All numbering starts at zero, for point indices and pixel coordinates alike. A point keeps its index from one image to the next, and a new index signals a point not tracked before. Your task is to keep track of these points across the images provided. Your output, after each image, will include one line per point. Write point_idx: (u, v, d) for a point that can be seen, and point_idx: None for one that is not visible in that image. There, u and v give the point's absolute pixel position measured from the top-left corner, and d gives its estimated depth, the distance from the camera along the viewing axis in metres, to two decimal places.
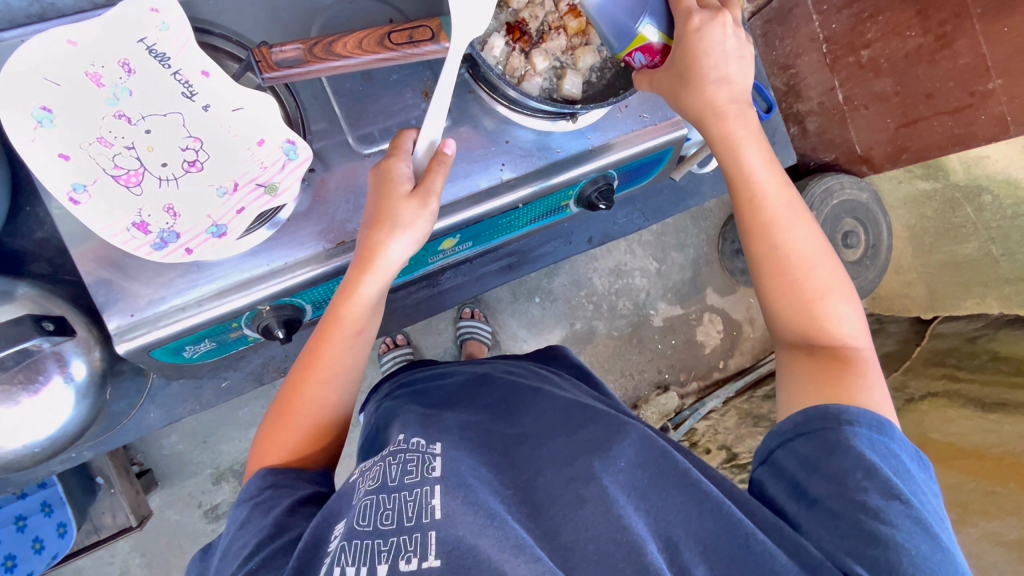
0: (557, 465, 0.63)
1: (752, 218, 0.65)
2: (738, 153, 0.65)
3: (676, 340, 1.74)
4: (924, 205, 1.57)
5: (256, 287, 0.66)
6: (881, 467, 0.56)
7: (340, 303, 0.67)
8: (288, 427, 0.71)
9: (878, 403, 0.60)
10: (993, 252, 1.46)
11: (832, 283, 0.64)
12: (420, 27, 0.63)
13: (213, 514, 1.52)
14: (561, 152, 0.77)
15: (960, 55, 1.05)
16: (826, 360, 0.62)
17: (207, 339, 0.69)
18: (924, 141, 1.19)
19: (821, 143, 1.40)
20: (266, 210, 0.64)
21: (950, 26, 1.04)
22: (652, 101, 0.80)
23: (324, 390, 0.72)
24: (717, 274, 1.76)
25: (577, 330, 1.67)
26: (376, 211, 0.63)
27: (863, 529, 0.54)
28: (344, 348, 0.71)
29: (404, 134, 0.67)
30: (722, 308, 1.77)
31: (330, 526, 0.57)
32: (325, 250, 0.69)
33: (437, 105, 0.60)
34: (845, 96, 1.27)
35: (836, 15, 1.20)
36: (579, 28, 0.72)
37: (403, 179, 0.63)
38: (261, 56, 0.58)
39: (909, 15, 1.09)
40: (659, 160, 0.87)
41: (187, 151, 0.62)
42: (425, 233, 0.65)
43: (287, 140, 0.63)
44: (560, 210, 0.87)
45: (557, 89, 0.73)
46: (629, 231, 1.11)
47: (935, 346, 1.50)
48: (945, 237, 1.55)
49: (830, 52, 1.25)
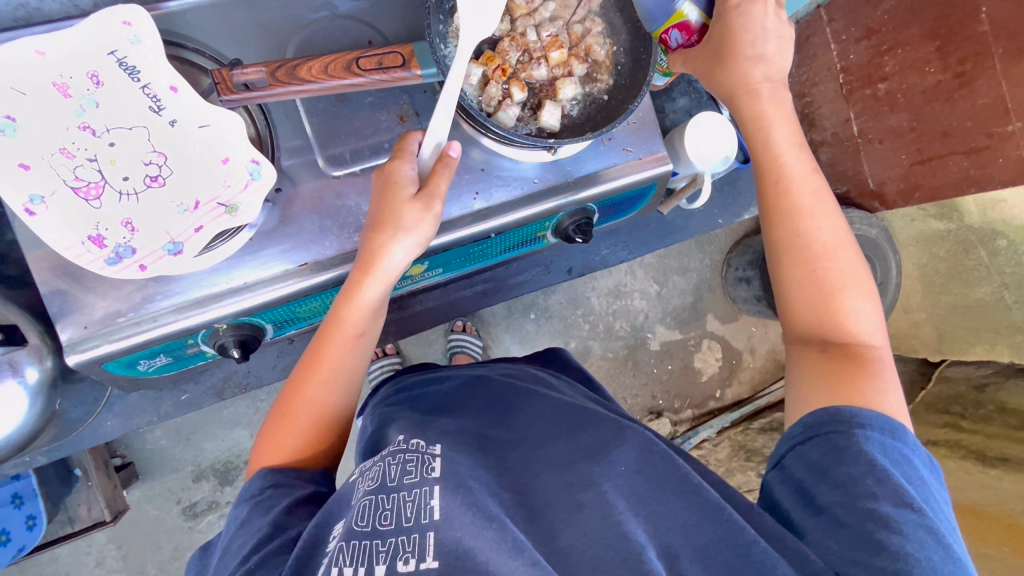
0: (555, 469, 0.63)
1: (780, 202, 0.66)
2: (769, 135, 0.65)
3: (673, 365, 1.71)
4: (937, 245, 1.51)
5: (219, 304, 0.65)
6: (893, 473, 0.55)
7: (341, 306, 0.67)
8: (290, 429, 0.71)
9: (891, 407, 0.59)
10: (1005, 299, 1.39)
11: (856, 277, 0.65)
12: (391, 53, 0.61)
13: (191, 512, 1.54)
14: (539, 183, 0.75)
15: (978, 95, 1.02)
16: (841, 358, 0.62)
17: (162, 354, 0.68)
18: (936, 180, 1.14)
19: (833, 175, 1.35)
20: (227, 229, 0.63)
21: (969, 65, 1.01)
22: (639, 134, 0.78)
23: (326, 392, 0.72)
24: (718, 300, 1.72)
25: (572, 349, 1.65)
26: (379, 212, 0.63)
27: (872, 539, 0.52)
28: (344, 356, 0.71)
29: (409, 137, 0.67)
30: (723, 335, 1.73)
31: (328, 526, 0.56)
32: (306, 265, 0.68)
33: (443, 109, 0.60)
34: (859, 128, 1.23)
35: (854, 45, 1.18)
36: (561, 59, 0.70)
37: (406, 181, 0.63)
38: (220, 77, 0.55)
39: (928, 51, 1.06)
40: (643, 195, 0.84)
41: (150, 166, 0.61)
42: (427, 237, 0.65)
43: (251, 160, 0.63)
44: (537, 240, 0.84)
45: (533, 121, 0.70)
46: (612, 264, 1.00)
47: (942, 391, 1.49)
48: (957, 279, 1.49)
49: (847, 82, 1.22)
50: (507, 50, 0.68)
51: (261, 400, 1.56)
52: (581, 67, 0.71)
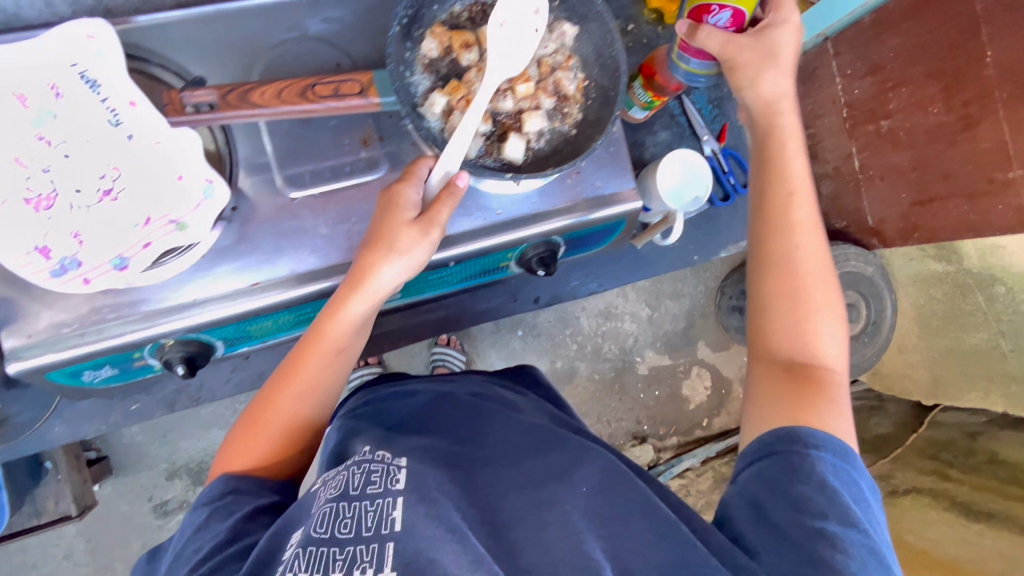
0: (522, 490, 0.59)
1: (778, 215, 0.66)
2: (784, 149, 0.67)
3: (660, 391, 1.68)
4: (935, 286, 1.44)
5: (167, 318, 0.65)
6: (841, 493, 0.54)
7: (325, 320, 0.67)
8: (258, 437, 0.69)
9: (845, 430, 0.59)
10: (1001, 346, 1.31)
11: (826, 298, 0.64)
12: (349, 81, 0.60)
13: (162, 510, 1.53)
14: (503, 214, 0.74)
15: (981, 139, 0.99)
16: (803, 377, 0.61)
17: (108, 366, 0.68)
18: (939, 222, 1.13)
19: (833, 209, 1.38)
20: (175, 247, 0.62)
21: (974, 108, 0.97)
22: (608, 169, 0.77)
23: (300, 407, 0.70)
24: (711, 328, 1.69)
25: (558, 369, 1.64)
26: (376, 232, 0.63)
27: (817, 556, 0.51)
28: (320, 370, 0.69)
29: (420, 161, 0.66)
30: (713, 363, 1.70)
31: (283, 538, 0.55)
32: (258, 285, 0.68)
33: (461, 137, 0.60)
34: (860, 164, 1.24)
35: (860, 80, 1.16)
36: (528, 91, 0.69)
37: (408, 207, 0.63)
38: (172, 100, 0.60)
39: (931, 92, 1.03)
40: (612, 230, 0.82)
41: (104, 180, 0.61)
42: (421, 262, 0.64)
43: (206, 179, 0.62)
44: (501, 270, 0.83)
45: (498, 151, 0.69)
46: (581, 295, 0.99)
47: (933, 436, 1.44)
48: (953, 322, 1.41)
49: (851, 117, 1.22)
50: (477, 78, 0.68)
51: (239, 402, 1.55)
52: (548, 100, 0.70)
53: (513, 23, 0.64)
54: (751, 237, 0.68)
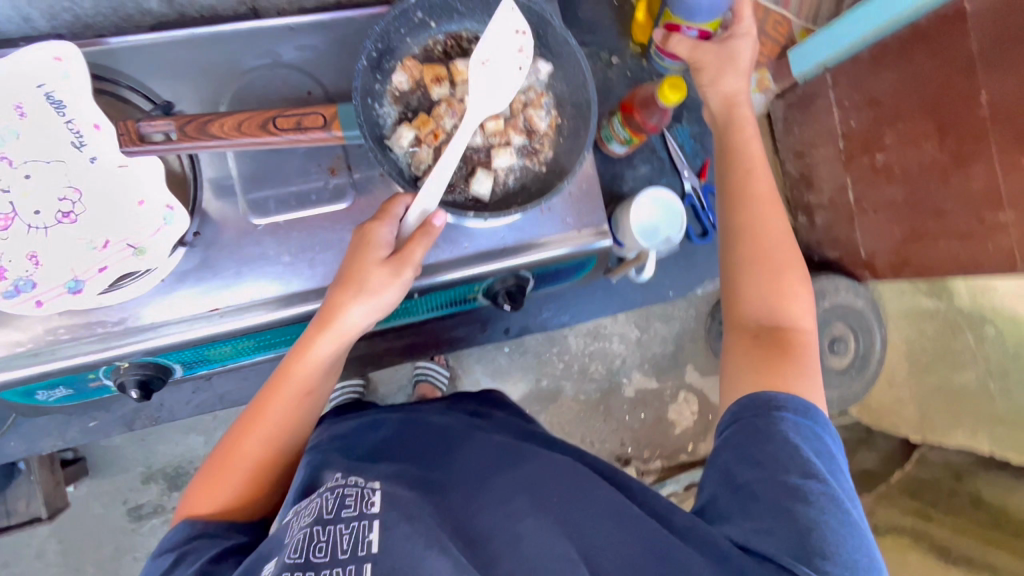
0: (493, 506, 0.57)
1: (741, 189, 0.67)
2: (742, 131, 0.70)
3: (646, 414, 1.58)
4: (925, 321, 1.37)
5: (121, 342, 0.64)
6: (803, 448, 0.55)
7: (291, 360, 0.63)
8: (223, 481, 0.62)
9: (813, 390, 0.59)
10: (989, 387, 1.25)
11: (789, 260, 0.64)
12: (312, 113, 0.60)
13: (136, 513, 1.46)
14: (470, 246, 0.73)
15: (973, 179, 0.97)
16: (772, 345, 0.61)
17: (61, 386, 0.67)
18: (928, 259, 1.11)
19: (828, 239, 1.35)
20: (131, 272, 0.62)
21: (967, 147, 0.96)
22: (579, 206, 0.77)
23: (266, 453, 0.64)
24: (700, 351, 1.59)
25: (543, 387, 1.53)
26: (345, 270, 0.59)
27: (782, 508, 0.52)
28: (287, 411, 0.64)
29: (395, 199, 0.62)
30: (701, 388, 1.58)
31: (255, 570, 0.51)
32: (217, 311, 0.67)
33: (441, 171, 0.58)
34: (854, 196, 1.22)
35: (855, 112, 1.16)
36: (497, 128, 0.69)
37: (381, 245, 0.60)
38: (123, 129, 0.55)
39: (926, 129, 1.02)
40: (581, 267, 0.82)
41: (64, 202, 0.61)
42: (393, 302, 0.61)
43: (166, 206, 0.62)
44: (468, 301, 0.83)
45: (466, 187, 0.69)
46: (552, 327, 0.98)
47: (918, 474, 1.41)
48: (942, 359, 1.33)
49: (846, 148, 1.21)
50: (448, 111, 0.68)
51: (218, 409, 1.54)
52: (518, 138, 0.70)
53: (496, 56, 0.64)
54: (719, 207, 0.69)
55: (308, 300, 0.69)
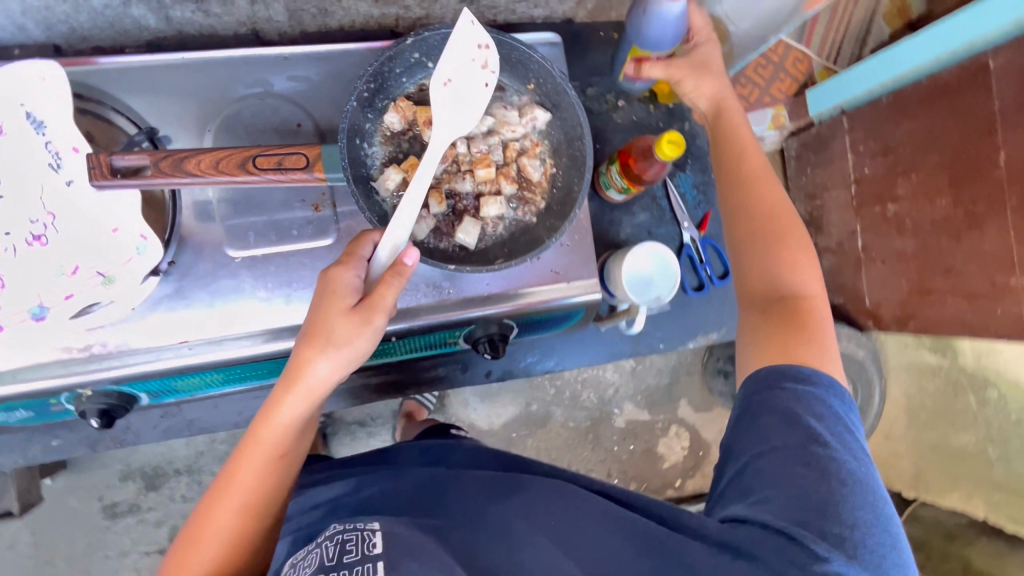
0: (492, 538, 0.52)
1: (735, 172, 0.67)
2: (729, 120, 0.71)
3: (635, 446, 1.44)
4: (928, 378, 1.30)
5: (85, 368, 0.62)
6: (805, 415, 0.52)
7: (258, 424, 0.56)
8: (197, 557, 0.56)
9: (822, 358, 0.55)
10: (988, 452, 1.18)
11: (791, 232, 0.62)
12: (294, 153, 0.58)
13: (111, 512, 1.27)
14: (454, 292, 0.71)
15: (986, 240, 0.92)
16: (779, 317, 0.59)
17: (21, 408, 0.66)
18: (935, 315, 1.06)
19: (833, 284, 1.29)
20: (99, 300, 0.61)
21: (981, 207, 0.92)
22: (569, 257, 0.74)
23: (243, 525, 0.58)
24: (695, 385, 1.47)
25: (532, 413, 1.40)
26: (309, 325, 0.53)
27: (782, 476, 0.49)
28: (259, 475, 0.57)
29: (364, 236, 0.56)
30: (694, 424, 1.46)
31: None
32: (187, 344, 0.65)
33: (410, 206, 0.53)
34: (863, 243, 1.18)
35: (870, 159, 1.13)
36: (488, 176, 0.66)
37: (346, 292, 0.53)
38: (95, 162, 0.53)
39: (941, 183, 0.99)
40: (569, 317, 0.79)
41: (36, 225, 0.59)
42: (366, 351, 0.55)
43: (140, 235, 0.61)
44: (448, 344, 0.80)
45: (451, 233, 0.67)
46: (535, 371, 0.95)
47: (910, 533, 1.36)
48: (944, 419, 1.27)
49: (857, 194, 1.18)
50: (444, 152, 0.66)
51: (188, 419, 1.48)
52: (510, 187, 0.67)
53: (459, 77, 0.58)
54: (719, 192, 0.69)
55: (283, 337, 0.67)
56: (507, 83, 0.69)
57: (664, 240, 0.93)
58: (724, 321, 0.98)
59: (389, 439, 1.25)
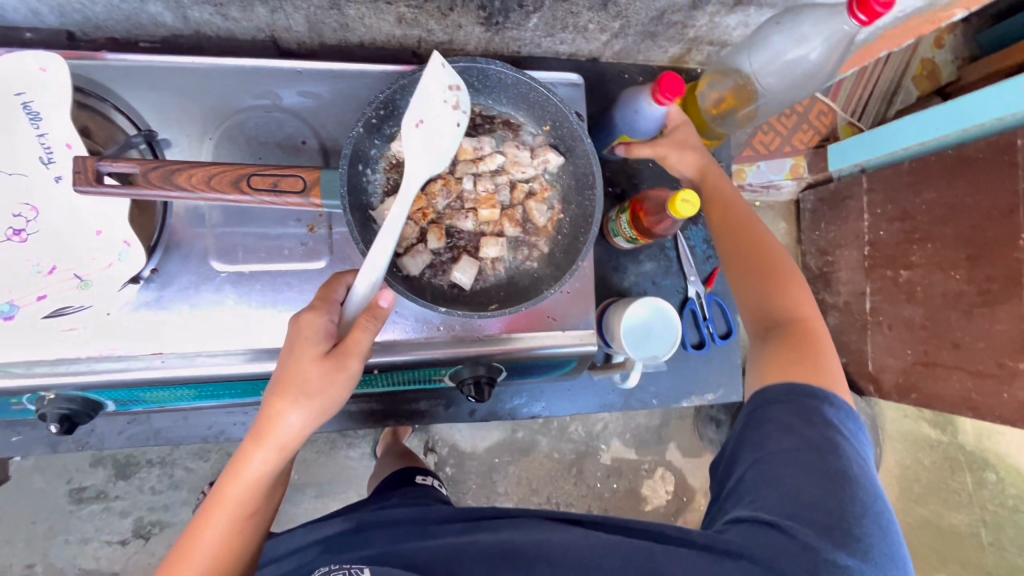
0: None
1: (724, 210, 0.69)
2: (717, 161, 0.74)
3: (618, 485, 1.38)
4: (924, 452, 1.23)
5: (49, 371, 0.59)
6: (795, 421, 0.52)
7: (225, 481, 0.51)
8: None
9: (821, 375, 0.55)
10: (981, 535, 1.15)
11: (780, 262, 0.64)
12: (292, 176, 0.56)
13: (77, 497, 1.18)
14: (444, 329, 0.68)
15: (998, 320, 0.90)
16: (777, 340, 0.59)
17: None
18: (937, 389, 1.02)
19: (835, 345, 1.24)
20: (74, 304, 0.59)
21: (996, 285, 0.90)
22: (568, 305, 0.72)
23: None
24: (685, 430, 1.43)
25: (517, 439, 1.35)
26: (281, 373, 0.50)
27: (775, 477, 0.49)
28: (224, 535, 0.51)
29: (339, 282, 0.55)
30: (680, 468, 1.42)
31: None
32: (160, 356, 0.62)
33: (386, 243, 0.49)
34: (871, 306, 1.15)
35: (887, 223, 1.10)
36: (491, 217, 0.64)
37: (319, 337, 0.50)
38: (81, 167, 0.51)
39: (956, 256, 0.96)
40: (559, 366, 0.77)
41: (18, 219, 0.57)
42: (342, 399, 0.52)
43: (124, 241, 0.59)
44: (433, 380, 0.77)
45: (447, 271, 0.64)
46: (520, 415, 0.92)
47: None
48: (935, 495, 1.22)
49: (870, 257, 1.14)
50: (449, 184, 0.63)
51: None
52: (513, 230, 0.65)
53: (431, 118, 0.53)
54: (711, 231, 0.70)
55: (263, 359, 0.64)
56: (524, 122, 0.67)
57: (668, 292, 0.90)
58: (720, 382, 0.95)
59: (367, 452, 1.22)
